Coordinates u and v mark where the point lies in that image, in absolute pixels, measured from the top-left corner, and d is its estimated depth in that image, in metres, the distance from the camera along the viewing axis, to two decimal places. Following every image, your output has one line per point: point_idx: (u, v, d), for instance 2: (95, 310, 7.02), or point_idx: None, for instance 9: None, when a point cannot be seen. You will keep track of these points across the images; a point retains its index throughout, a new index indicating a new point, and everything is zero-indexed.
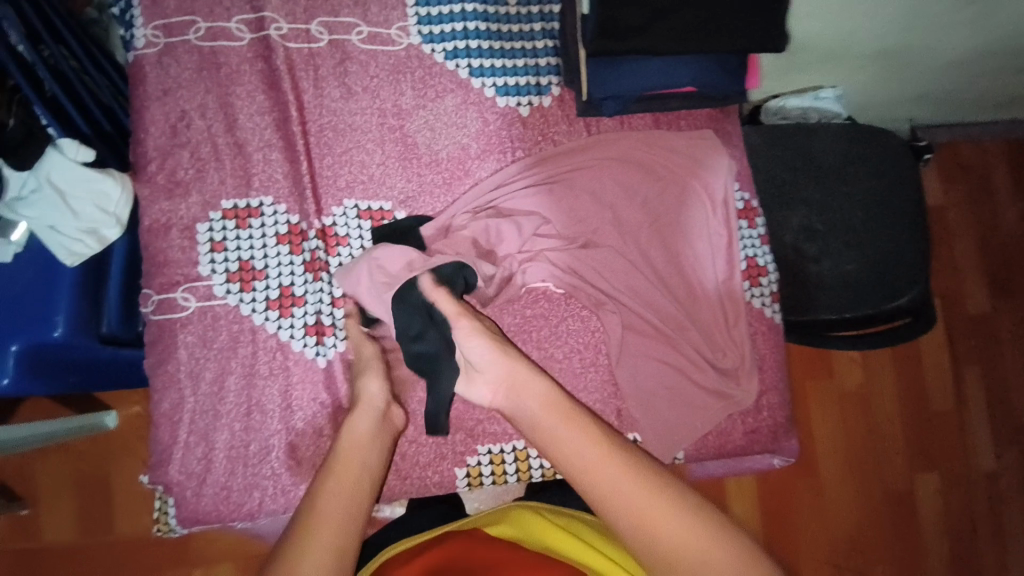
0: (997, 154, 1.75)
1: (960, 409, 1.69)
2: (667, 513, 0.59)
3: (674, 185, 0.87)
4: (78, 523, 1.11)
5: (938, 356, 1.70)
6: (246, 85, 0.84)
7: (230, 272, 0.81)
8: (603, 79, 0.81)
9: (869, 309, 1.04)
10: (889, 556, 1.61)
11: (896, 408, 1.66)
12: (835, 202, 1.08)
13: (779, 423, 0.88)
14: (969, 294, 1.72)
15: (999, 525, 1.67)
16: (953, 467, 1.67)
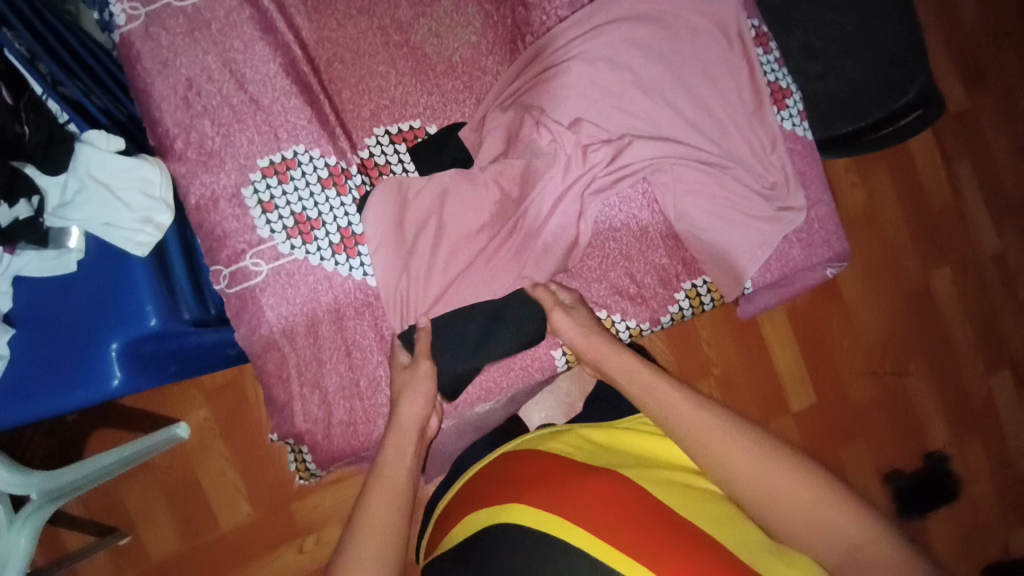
0: None
1: (958, 204, 1.79)
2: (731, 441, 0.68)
3: (685, 30, 0.88)
4: (178, 531, 1.17)
5: (930, 157, 1.77)
6: (241, 35, 0.81)
7: (289, 228, 0.81)
8: None
9: (882, 112, 1.11)
10: (921, 353, 1.75)
11: (904, 217, 1.75)
12: (829, 17, 1.10)
13: (830, 231, 0.94)
14: (946, 92, 1.78)
15: (1011, 299, 1.84)
16: (962, 259, 1.79)
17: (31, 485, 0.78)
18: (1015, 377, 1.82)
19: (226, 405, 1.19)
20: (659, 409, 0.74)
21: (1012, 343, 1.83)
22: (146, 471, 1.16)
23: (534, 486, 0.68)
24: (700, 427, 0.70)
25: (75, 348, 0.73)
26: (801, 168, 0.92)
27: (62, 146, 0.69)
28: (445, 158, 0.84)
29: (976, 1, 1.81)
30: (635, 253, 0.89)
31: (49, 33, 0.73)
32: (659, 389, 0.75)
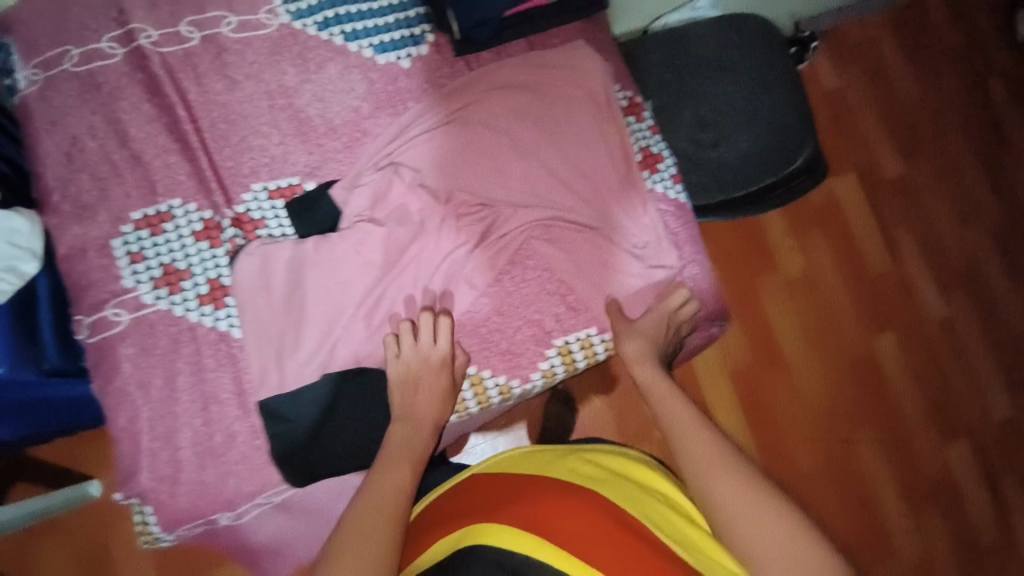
0: (877, 31, 1.90)
1: (897, 268, 1.79)
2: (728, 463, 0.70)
3: (559, 98, 0.93)
4: None
5: (865, 223, 1.80)
6: (129, 98, 0.86)
7: (155, 279, 0.82)
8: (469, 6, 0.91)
9: (772, 178, 1.14)
10: (869, 420, 1.70)
11: (839, 280, 1.76)
12: (719, 91, 1.17)
13: (704, 292, 0.97)
14: (880, 162, 1.84)
15: (965, 365, 1.78)
16: (905, 323, 1.77)
17: None
18: (973, 445, 1.73)
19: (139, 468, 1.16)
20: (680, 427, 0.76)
21: (971, 414, 1.75)
22: (44, 536, 1.10)
23: (509, 507, 0.70)
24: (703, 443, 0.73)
25: None
26: (670, 230, 0.96)
27: None
28: (313, 213, 0.86)
29: (910, 78, 1.89)
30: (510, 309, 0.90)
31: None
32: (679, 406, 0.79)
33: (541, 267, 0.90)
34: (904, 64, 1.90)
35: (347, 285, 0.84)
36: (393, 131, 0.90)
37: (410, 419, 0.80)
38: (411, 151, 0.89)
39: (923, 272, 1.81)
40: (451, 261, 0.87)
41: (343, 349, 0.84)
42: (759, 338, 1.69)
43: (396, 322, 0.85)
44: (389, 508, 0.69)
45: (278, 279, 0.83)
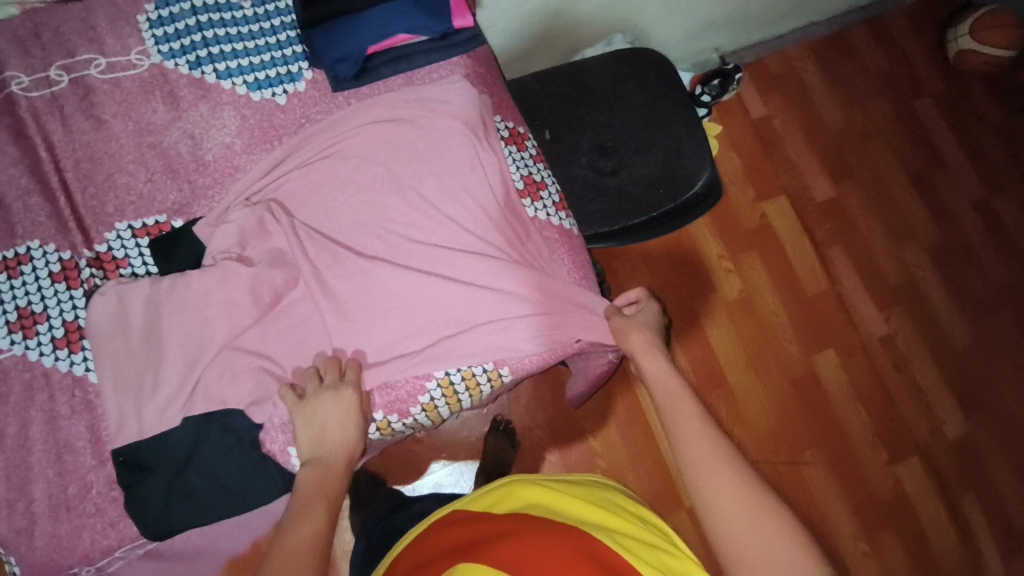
0: (800, 58, 1.94)
1: (834, 287, 1.80)
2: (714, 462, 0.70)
3: (436, 129, 0.93)
4: None
5: (798, 244, 1.80)
6: None
7: (10, 323, 0.79)
8: (331, 43, 0.92)
9: (671, 203, 1.16)
10: (815, 441, 1.66)
11: (777, 301, 1.75)
12: (615, 118, 1.19)
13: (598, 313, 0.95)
14: (809, 184, 1.86)
15: (907, 382, 1.76)
16: (846, 341, 1.75)
17: None
18: (922, 461, 1.70)
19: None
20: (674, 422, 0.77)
21: (917, 431, 1.72)
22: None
23: (490, 550, 0.70)
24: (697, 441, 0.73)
25: None
26: (559, 255, 0.97)
27: None
28: (177, 249, 0.85)
29: (834, 103, 1.93)
30: (394, 341, 0.88)
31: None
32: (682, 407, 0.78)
33: (418, 297, 0.88)
34: (829, 89, 1.93)
35: (210, 320, 0.82)
36: (265, 167, 0.90)
37: (327, 455, 0.78)
38: (289, 184, 0.90)
39: (856, 290, 1.81)
40: (322, 290, 0.86)
41: (205, 387, 0.80)
42: (698, 362, 1.67)
43: (299, 373, 0.83)
44: (290, 541, 0.67)
45: (137, 317, 0.81)
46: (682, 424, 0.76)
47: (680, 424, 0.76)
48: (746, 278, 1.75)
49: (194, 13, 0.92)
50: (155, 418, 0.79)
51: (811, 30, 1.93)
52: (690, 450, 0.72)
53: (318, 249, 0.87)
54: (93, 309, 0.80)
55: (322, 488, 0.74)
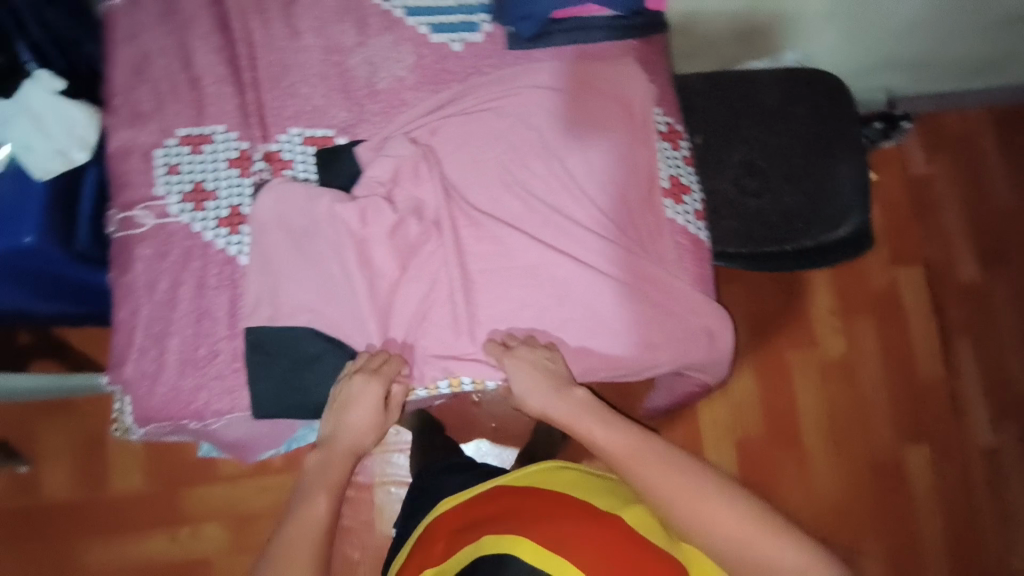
0: (982, 125, 1.75)
1: (950, 380, 1.64)
2: (695, 498, 0.73)
3: (596, 108, 0.93)
4: (83, 484, 1.47)
5: (925, 323, 1.64)
6: (201, 27, 0.91)
7: (184, 193, 0.89)
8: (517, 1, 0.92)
9: (810, 241, 1.09)
10: (880, 532, 1.54)
11: (883, 377, 1.62)
12: (775, 139, 1.13)
13: (713, 330, 0.92)
14: (955, 263, 1.69)
15: (1000, 505, 1.58)
16: (945, 440, 1.60)
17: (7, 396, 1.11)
18: None
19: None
20: (629, 465, 0.78)
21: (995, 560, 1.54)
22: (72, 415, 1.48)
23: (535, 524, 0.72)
24: (658, 470, 0.76)
25: None
26: (686, 265, 0.93)
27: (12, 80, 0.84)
28: (337, 163, 0.91)
29: (1008, 183, 1.73)
30: (504, 302, 0.90)
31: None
32: (649, 447, 0.80)
33: (538, 268, 0.90)
34: (1006, 167, 1.74)
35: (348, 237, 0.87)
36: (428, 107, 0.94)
37: (335, 445, 0.85)
38: (444, 129, 0.93)
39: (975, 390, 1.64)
40: (450, 238, 0.90)
41: (333, 297, 0.88)
42: (777, 414, 1.57)
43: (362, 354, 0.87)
44: (304, 525, 0.76)
45: (296, 221, 0.88)
46: (629, 455, 0.79)
47: (630, 463, 0.78)
48: (854, 340, 1.63)
49: None
50: (286, 310, 0.87)
51: (998, 97, 1.74)
52: (648, 476, 0.76)
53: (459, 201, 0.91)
54: (256, 207, 0.88)
55: (326, 480, 0.81)
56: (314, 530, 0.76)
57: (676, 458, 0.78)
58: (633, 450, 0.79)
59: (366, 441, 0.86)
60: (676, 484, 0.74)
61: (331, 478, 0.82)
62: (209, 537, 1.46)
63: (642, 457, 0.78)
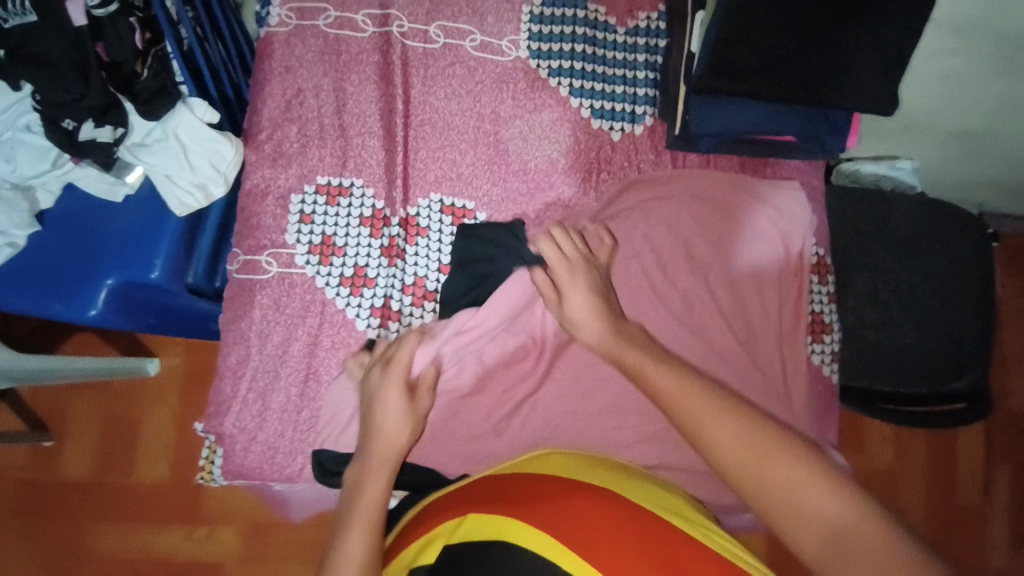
0: None
1: (984, 506, 1.38)
2: (756, 455, 0.53)
3: (751, 228, 0.88)
4: (95, 462, 1.20)
5: (972, 447, 1.40)
6: (361, 73, 0.89)
7: (313, 245, 0.85)
8: (705, 116, 0.81)
9: (925, 387, 1.04)
10: None
11: (920, 491, 1.37)
12: (904, 273, 1.07)
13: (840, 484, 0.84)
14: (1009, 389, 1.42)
15: None
16: (971, 566, 1.36)
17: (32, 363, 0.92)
18: None
19: (202, 362, 1.23)
20: (690, 422, 0.58)
21: None
22: (100, 389, 1.22)
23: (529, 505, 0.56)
24: (715, 423, 0.56)
25: (75, 269, 0.77)
26: (815, 406, 0.88)
27: (162, 99, 0.76)
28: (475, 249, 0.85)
29: None
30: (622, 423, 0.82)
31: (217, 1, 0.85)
32: (682, 387, 0.61)
33: None
34: None
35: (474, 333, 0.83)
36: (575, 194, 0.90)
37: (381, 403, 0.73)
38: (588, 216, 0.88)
39: (1011, 525, 1.37)
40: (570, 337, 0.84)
41: (448, 386, 0.82)
42: None
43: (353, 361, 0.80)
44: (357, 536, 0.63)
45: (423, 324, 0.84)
46: (680, 393, 0.60)
47: (692, 408, 0.58)
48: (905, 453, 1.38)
49: (573, 22, 0.93)
50: None
51: None
52: (696, 419, 0.57)
53: None
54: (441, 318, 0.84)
55: (379, 458, 0.70)
56: (373, 524, 0.64)
57: (736, 411, 0.57)
58: (694, 392, 0.60)
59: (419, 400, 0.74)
60: (732, 432, 0.55)
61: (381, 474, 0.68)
62: (224, 547, 1.17)
63: (700, 394, 0.59)
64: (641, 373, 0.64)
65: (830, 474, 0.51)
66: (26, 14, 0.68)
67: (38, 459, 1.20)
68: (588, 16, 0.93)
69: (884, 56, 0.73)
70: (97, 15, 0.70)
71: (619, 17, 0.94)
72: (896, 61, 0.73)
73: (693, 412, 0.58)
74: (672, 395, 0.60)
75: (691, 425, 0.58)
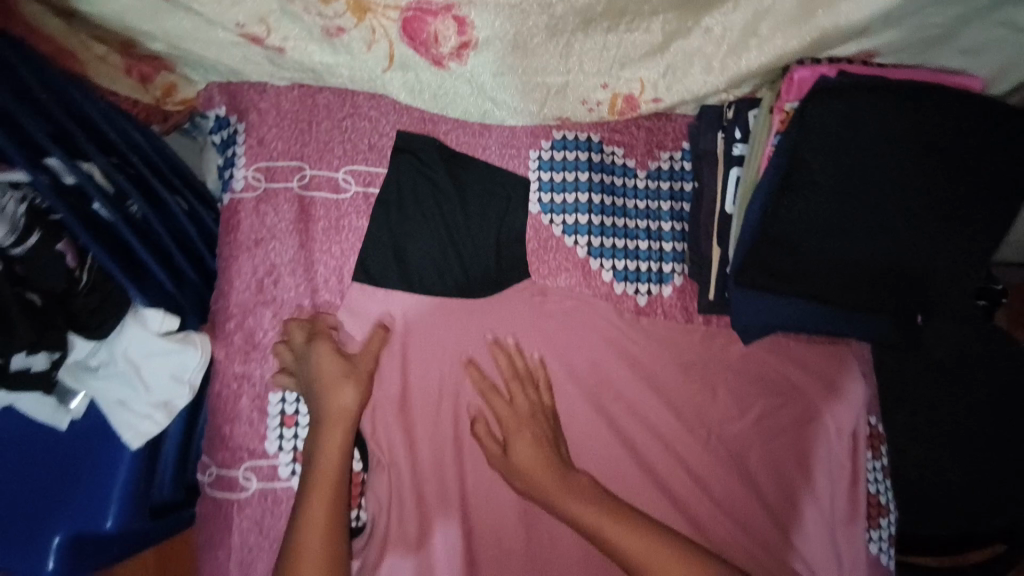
0: None
1: None
2: (607, 524, 0.66)
3: (797, 404, 0.79)
4: None
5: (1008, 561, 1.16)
6: (342, 243, 0.77)
7: (297, 451, 0.74)
8: (750, 307, 0.68)
9: (964, 535, 0.95)
10: None
11: None
12: (952, 408, 0.97)
13: None
14: None
15: None
16: None
17: None
18: None
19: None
20: (561, 502, 0.68)
21: None
22: None
23: None
24: (571, 503, 0.68)
25: (24, 520, 0.65)
26: None
27: (106, 314, 0.63)
28: (410, 209, 0.79)
29: None
30: None
31: (144, 166, 0.70)
32: (552, 475, 0.70)
33: None
34: None
35: (457, 447, 0.76)
36: (588, 367, 0.80)
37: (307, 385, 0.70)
38: (599, 395, 0.79)
39: None
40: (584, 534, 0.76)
41: (425, 406, 0.77)
42: None
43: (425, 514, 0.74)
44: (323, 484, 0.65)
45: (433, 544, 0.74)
46: (547, 475, 0.70)
47: (564, 501, 0.68)
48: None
49: (588, 168, 0.81)
50: None
51: None
52: (572, 510, 0.67)
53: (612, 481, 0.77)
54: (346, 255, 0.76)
55: (327, 419, 0.68)
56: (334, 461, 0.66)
57: (594, 499, 0.68)
58: (559, 483, 0.69)
59: (346, 403, 0.68)
60: (595, 515, 0.66)
61: (327, 470, 0.66)
62: None
63: (567, 492, 0.68)
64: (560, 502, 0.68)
65: (670, 536, 0.66)
66: None
67: None
68: (602, 159, 0.81)
69: (961, 264, 0.66)
70: (17, 255, 0.57)
71: (638, 160, 0.83)
72: (972, 267, 0.66)
73: (569, 509, 0.68)
74: (542, 477, 0.70)
75: (565, 510, 0.68)
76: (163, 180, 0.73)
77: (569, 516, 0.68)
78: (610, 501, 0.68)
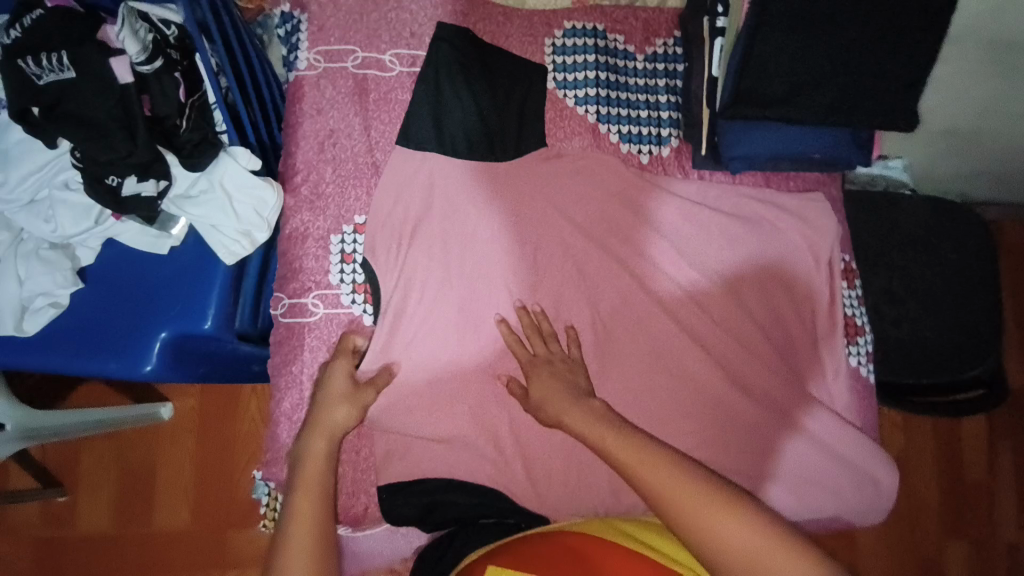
0: None
1: (990, 483, 1.27)
2: (602, 433, 0.72)
3: (780, 239, 0.93)
4: (111, 514, 1.19)
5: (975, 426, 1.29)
6: (391, 112, 0.91)
7: (357, 284, 0.87)
8: (735, 141, 0.87)
9: (947, 378, 1.04)
10: None
11: (934, 482, 1.26)
12: (917, 269, 1.08)
13: (870, 478, 0.89)
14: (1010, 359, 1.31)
15: None
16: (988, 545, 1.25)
17: (13, 417, 0.96)
18: None
19: (215, 401, 1.23)
20: (560, 415, 0.77)
21: None
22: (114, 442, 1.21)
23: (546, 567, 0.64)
24: (572, 416, 0.76)
25: (131, 325, 0.77)
26: (854, 410, 0.92)
27: (207, 148, 0.76)
28: (445, 87, 0.91)
29: None
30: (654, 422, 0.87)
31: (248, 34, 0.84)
32: (554, 396, 0.79)
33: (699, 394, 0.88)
34: None
35: (490, 279, 0.89)
36: (597, 215, 0.92)
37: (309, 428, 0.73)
38: (610, 238, 0.91)
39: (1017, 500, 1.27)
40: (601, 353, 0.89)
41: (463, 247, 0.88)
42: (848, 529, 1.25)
43: (466, 334, 0.87)
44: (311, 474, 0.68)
45: (473, 358, 0.87)
46: (554, 397, 0.79)
47: (562, 416, 0.77)
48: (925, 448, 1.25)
49: (594, 51, 0.95)
50: (446, 424, 0.85)
51: None
52: (568, 421, 0.76)
53: (626, 308, 0.90)
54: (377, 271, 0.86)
55: (318, 433, 0.73)
56: (322, 470, 0.69)
57: (597, 414, 0.75)
58: (564, 400, 0.78)
59: (343, 419, 0.75)
60: (592, 424, 0.74)
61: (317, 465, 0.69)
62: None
63: (570, 405, 0.77)
64: (576, 423, 0.75)
65: (663, 450, 0.68)
66: (64, 70, 0.68)
67: (52, 516, 1.19)
68: (607, 45, 0.96)
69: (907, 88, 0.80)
70: (144, 72, 0.71)
71: (637, 46, 0.97)
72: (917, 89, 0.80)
73: (566, 420, 0.77)
74: (549, 399, 0.79)
75: (565, 422, 0.77)
76: (257, 50, 0.87)
77: (569, 425, 0.76)
78: (609, 415, 0.75)
